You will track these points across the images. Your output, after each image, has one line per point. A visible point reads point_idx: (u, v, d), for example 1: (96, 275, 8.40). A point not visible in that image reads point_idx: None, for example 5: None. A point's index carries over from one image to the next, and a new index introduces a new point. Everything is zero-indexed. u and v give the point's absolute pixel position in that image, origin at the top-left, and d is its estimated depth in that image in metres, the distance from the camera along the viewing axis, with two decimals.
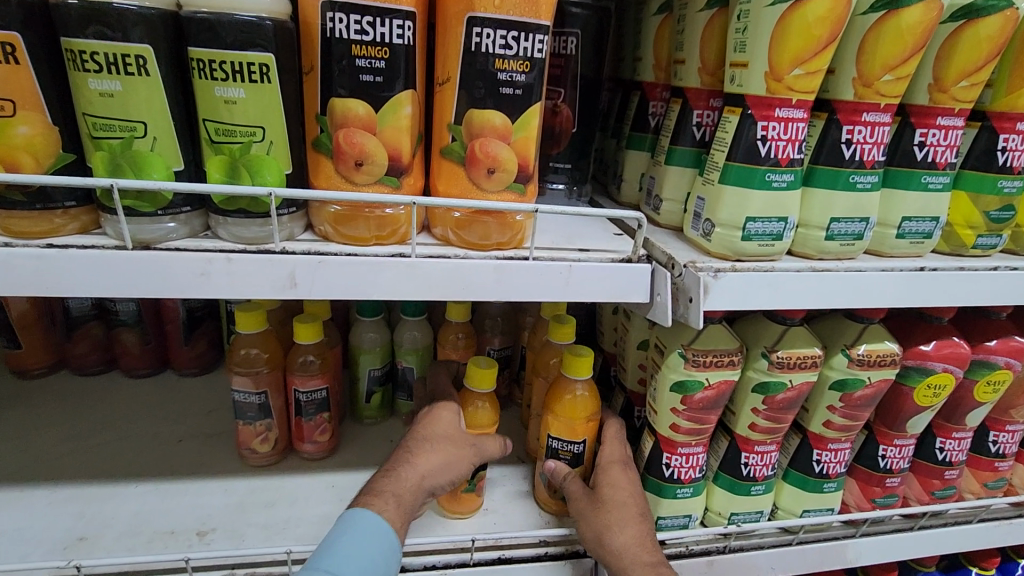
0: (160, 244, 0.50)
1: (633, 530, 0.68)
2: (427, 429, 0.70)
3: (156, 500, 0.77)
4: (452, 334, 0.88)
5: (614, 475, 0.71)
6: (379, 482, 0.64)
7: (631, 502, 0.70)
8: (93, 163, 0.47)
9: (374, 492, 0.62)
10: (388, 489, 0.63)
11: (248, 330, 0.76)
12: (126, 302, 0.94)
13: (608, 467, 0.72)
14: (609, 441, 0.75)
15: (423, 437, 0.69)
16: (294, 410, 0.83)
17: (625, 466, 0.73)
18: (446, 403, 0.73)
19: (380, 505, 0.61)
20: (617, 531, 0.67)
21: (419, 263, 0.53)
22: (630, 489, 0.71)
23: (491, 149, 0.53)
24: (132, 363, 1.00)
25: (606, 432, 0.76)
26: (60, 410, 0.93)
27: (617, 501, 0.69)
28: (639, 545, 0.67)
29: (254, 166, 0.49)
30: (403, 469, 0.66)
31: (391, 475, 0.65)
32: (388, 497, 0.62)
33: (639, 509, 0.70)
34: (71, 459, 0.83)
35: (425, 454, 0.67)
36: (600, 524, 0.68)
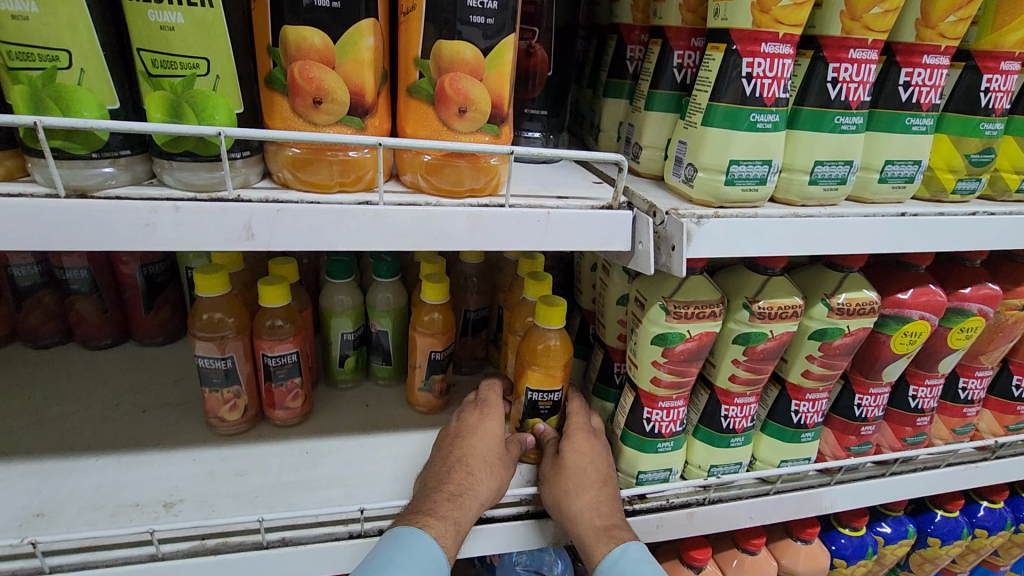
0: (97, 191, 0.45)
1: (589, 496, 0.67)
2: (478, 436, 0.72)
3: (118, 472, 0.73)
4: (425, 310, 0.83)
5: (579, 442, 0.71)
6: (441, 503, 0.65)
7: (592, 467, 0.70)
8: (13, 99, 0.42)
9: (433, 515, 0.64)
10: (450, 515, 0.64)
11: (209, 293, 0.72)
12: (78, 269, 0.90)
13: (573, 433, 0.73)
14: (575, 416, 0.76)
15: (480, 459, 0.70)
16: (263, 376, 0.80)
17: (589, 436, 0.73)
18: (485, 427, 0.73)
19: (438, 530, 0.63)
20: (575, 497, 0.67)
21: (387, 211, 0.49)
22: (592, 455, 0.71)
23: (462, 86, 0.49)
24: (90, 333, 0.96)
25: (571, 407, 0.78)
26: (11, 384, 0.88)
27: (576, 468, 0.69)
28: (594, 510, 0.67)
29: (199, 103, 0.44)
30: (467, 495, 0.67)
31: (454, 499, 0.66)
32: (449, 522, 0.64)
33: (602, 474, 0.70)
34: (24, 433, 0.78)
35: (480, 475, 0.69)
36: (561, 489, 0.68)
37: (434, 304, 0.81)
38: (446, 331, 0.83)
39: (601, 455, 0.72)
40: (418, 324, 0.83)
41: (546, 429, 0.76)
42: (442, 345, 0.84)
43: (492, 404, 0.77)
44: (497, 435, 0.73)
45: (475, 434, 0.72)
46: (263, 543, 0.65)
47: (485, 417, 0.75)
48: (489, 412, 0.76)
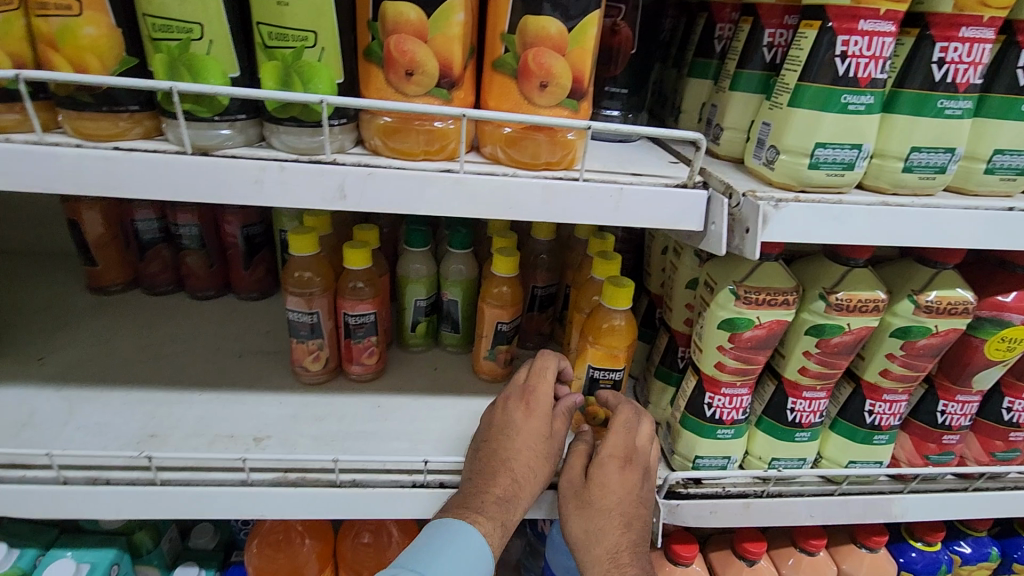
0: (217, 150, 0.51)
1: (613, 538, 0.65)
2: (523, 432, 0.68)
3: (217, 407, 0.82)
4: (496, 286, 0.86)
5: (610, 476, 0.67)
6: (487, 504, 0.62)
7: (616, 506, 0.66)
8: (154, 66, 0.48)
9: (482, 512, 0.62)
10: (498, 515, 0.62)
11: (301, 253, 0.79)
12: (190, 226, 1.02)
13: (606, 461, 0.68)
14: (614, 432, 0.70)
15: (526, 463, 0.67)
16: (344, 332, 0.86)
17: (624, 466, 0.68)
18: (527, 422, 0.69)
19: (486, 527, 0.61)
20: (597, 540, 0.65)
21: (467, 179, 0.52)
22: (622, 494, 0.66)
23: (545, 60, 0.50)
24: (196, 284, 1.08)
25: (617, 418, 0.72)
26: (132, 324, 1.00)
27: (599, 508, 0.66)
28: (616, 558, 0.64)
29: (306, 74, 0.49)
30: (513, 499, 0.64)
31: (499, 500, 0.63)
32: (498, 522, 0.62)
33: (628, 515, 0.66)
34: (142, 366, 0.90)
35: (524, 475, 0.66)
36: (581, 525, 0.66)
37: (503, 277, 0.84)
38: (515, 303, 0.86)
39: (631, 491, 0.67)
40: (488, 295, 0.86)
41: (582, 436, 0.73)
42: (510, 316, 0.87)
43: (540, 398, 0.72)
44: (542, 436, 0.69)
45: (522, 432, 0.68)
46: (337, 483, 0.71)
47: (531, 412, 0.70)
48: (537, 412, 0.70)
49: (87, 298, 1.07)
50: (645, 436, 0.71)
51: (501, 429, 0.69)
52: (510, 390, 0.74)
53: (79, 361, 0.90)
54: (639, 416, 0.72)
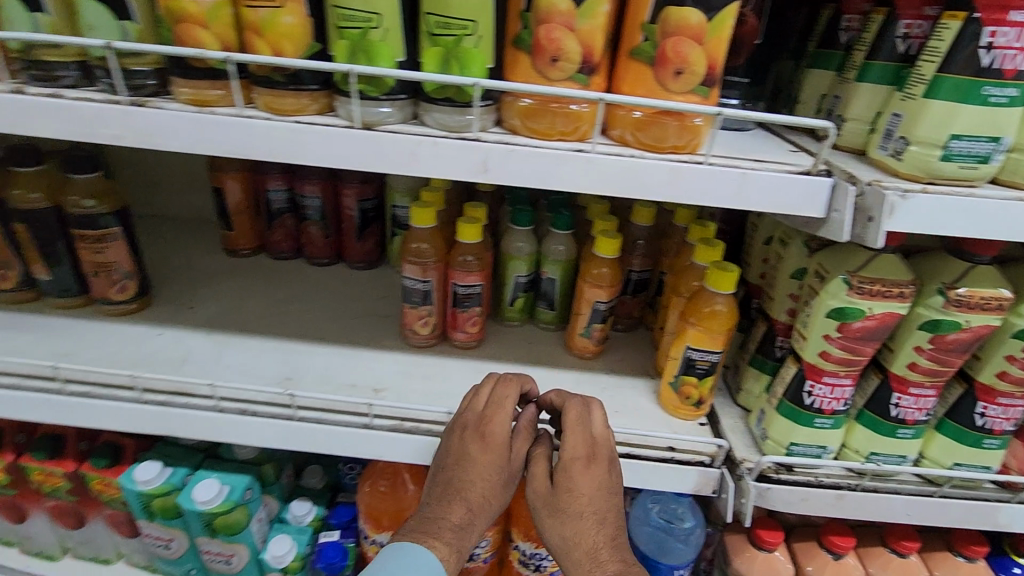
0: (379, 125, 0.58)
1: (587, 541, 0.67)
2: (475, 458, 0.71)
3: (339, 359, 0.92)
4: (597, 267, 0.90)
5: (578, 480, 0.69)
6: (440, 531, 0.68)
7: (589, 505, 0.69)
8: (336, 50, 0.55)
9: (436, 538, 0.68)
10: (452, 541, 0.68)
11: (422, 225, 0.87)
12: (314, 199, 1.14)
13: (569, 466, 0.70)
14: (571, 433, 0.72)
15: (480, 487, 0.70)
16: (451, 301, 0.93)
17: (588, 467, 0.70)
18: (479, 445, 0.71)
19: (440, 552, 0.67)
20: (572, 543, 0.67)
21: (599, 159, 0.56)
22: (591, 495, 0.69)
23: (682, 49, 0.53)
24: (316, 252, 1.21)
25: (569, 420, 0.73)
26: (262, 284, 1.13)
27: (571, 513, 0.68)
28: (591, 558, 0.67)
29: (463, 59, 0.55)
30: (470, 524, 0.69)
31: (453, 527, 0.69)
32: (451, 547, 0.68)
33: (599, 513, 0.68)
34: (275, 319, 1.01)
35: (480, 494, 0.70)
36: (556, 533, 0.68)
37: (604, 258, 0.88)
38: (614, 284, 0.90)
39: (599, 488, 0.69)
40: (588, 275, 0.91)
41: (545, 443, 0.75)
42: (607, 297, 0.91)
43: (495, 424, 0.73)
44: (500, 458, 0.72)
45: (477, 462, 0.71)
46: None
47: (488, 438, 0.72)
48: (491, 439, 0.72)
49: (223, 259, 1.21)
50: (601, 425, 0.74)
51: (453, 457, 0.72)
52: (466, 416, 0.75)
53: (222, 312, 1.03)
54: (586, 406, 0.75)
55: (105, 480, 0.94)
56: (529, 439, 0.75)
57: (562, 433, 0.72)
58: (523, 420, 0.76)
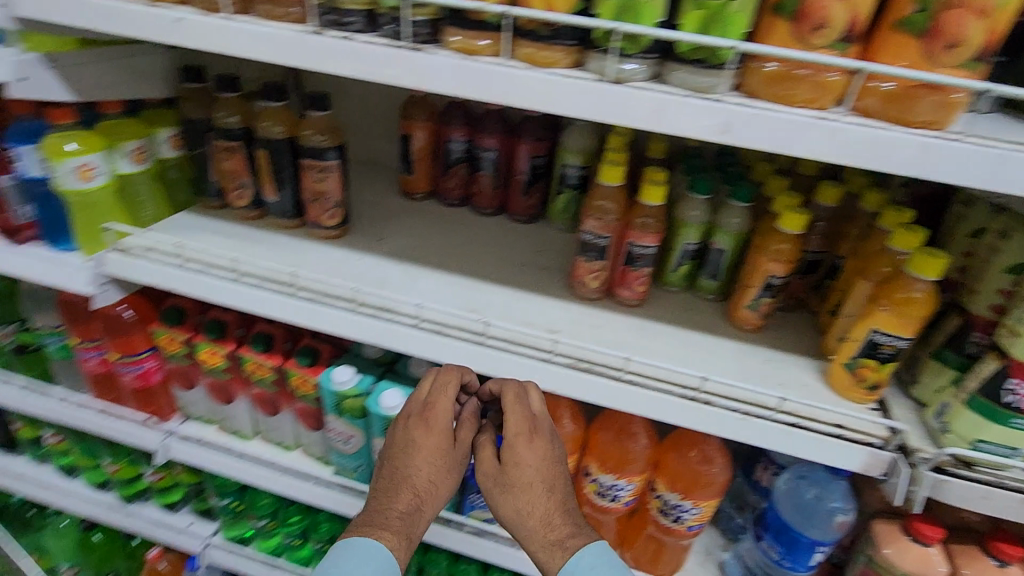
0: (626, 82, 0.63)
1: (539, 511, 0.81)
2: (424, 447, 0.85)
3: (516, 300, 1.00)
4: (777, 243, 0.91)
5: (523, 455, 0.82)
6: (393, 521, 0.82)
7: (535, 475, 0.82)
8: (603, 10, 0.61)
9: (386, 527, 0.81)
10: (397, 528, 0.82)
11: (609, 182, 0.93)
12: (490, 152, 1.23)
13: (516, 442, 0.83)
14: (513, 412, 0.82)
15: (425, 476, 0.84)
16: (625, 258, 0.98)
17: (531, 441, 0.83)
18: (427, 433, 0.86)
19: (388, 540, 0.80)
20: (528, 515, 0.81)
21: (843, 129, 0.58)
22: (537, 464, 0.82)
23: (962, 23, 0.53)
24: (483, 202, 1.30)
25: (511, 401, 0.83)
26: (438, 227, 1.24)
27: (521, 486, 0.81)
28: (545, 526, 0.80)
29: (725, 22, 0.58)
30: (416, 512, 0.83)
31: (401, 516, 0.83)
32: (398, 534, 0.81)
33: (546, 482, 0.82)
34: (455, 258, 1.12)
35: (425, 478, 0.85)
36: (510, 507, 0.82)
37: (787, 233, 0.88)
38: (792, 261, 0.91)
39: (542, 458, 0.83)
40: (767, 249, 0.92)
41: (471, 418, 0.91)
42: (783, 272, 0.91)
43: (436, 413, 0.86)
44: (440, 443, 0.86)
45: (419, 452, 0.85)
46: (619, 378, 0.83)
47: (428, 429, 0.86)
48: (431, 426, 0.86)
49: (400, 200, 1.33)
50: (540, 401, 0.85)
51: (398, 446, 0.87)
52: (413, 405, 0.89)
53: (408, 246, 1.15)
54: (526, 388, 0.85)
55: (303, 377, 1.10)
56: (467, 427, 0.90)
57: (505, 413, 0.83)
58: (465, 411, 0.92)
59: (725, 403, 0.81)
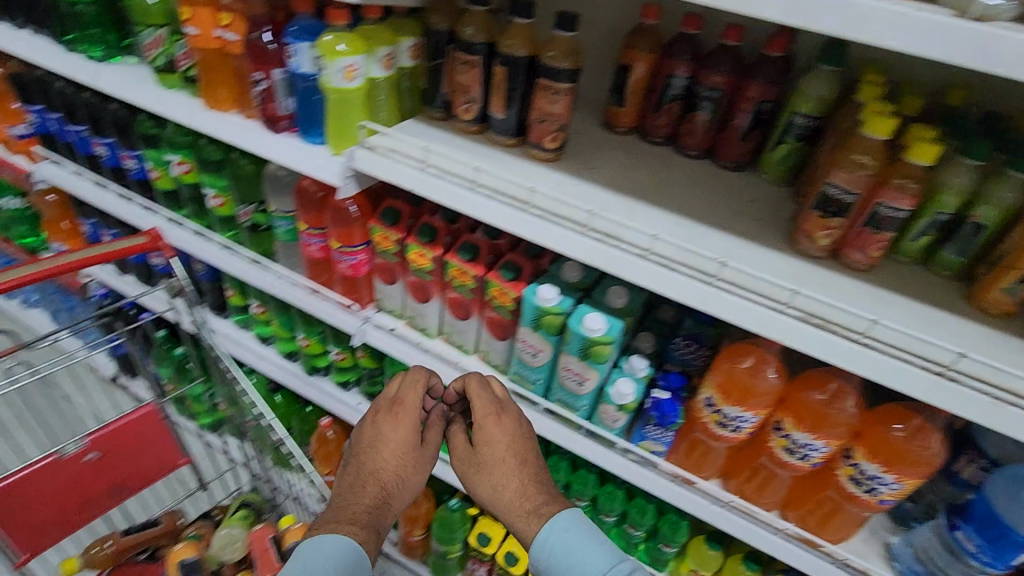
0: (990, 19, 0.64)
1: (513, 484, 1.06)
2: (386, 440, 1.09)
3: (738, 245, 0.99)
4: None
5: (491, 432, 1.09)
6: (362, 515, 1.00)
7: (507, 451, 1.08)
8: None
9: (354, 523, 0.99)
10: (362, 519, 1.00)
11: (875, 135, 0.87)
12: (712, 91, 1.18)
13: (486, 422, 1.10)
14: (479, 397, 1.12)
15: (389, 469, 1.07)
16: (866, 219, 0.92)
17: (497, 419, 1.10)
18: (393, 428, 1.10)
19: (352, 530, 0.97)
20: (504, 489, 1.06)
21: None
22: (506, 441, 1.09)
23: None
24: (690, 143, 1.26)
25: (489, 420, 1.11)
26: (644, 164, 1.23)
27: (486, 465, 1.08)
28: (521, 497, 1.05)
29: None
30: (383, 505, 1.03)
31: (366, 506, 1.02)
32: (366, 527, 0.99)
33: (519, 453, 1.08)
34: (673, 195, 1.13)
35: (388, 471, 1.07)
36: (487, 483, 1.07)
37: None
38: None
39: (511, 433, 1.10)
40: None
41: (436, 417, 1.19)
42: None
43: (405, 407, 1.12)
44: (405, 438, 1.10)
45: (388, 447, 1.08)
46: (860, 339, 0.83)
47: (397, 427, 1.10)
48: (401, 420, 1.11)
49: (603, 132, 1.33)
50: (496, 388, 1.16)
51: (372, 445, 1.09)
52: (381, 404, 1.14)
53: (619, 178, 1.15)
54: (484, 380, 1.15)
55: (504, 289, 1.18)
56: (433, 429, 1.17)
57: (474, 398, 1.12)
58: (434, 416, 1.19)
59: (969, 381, 0.78)
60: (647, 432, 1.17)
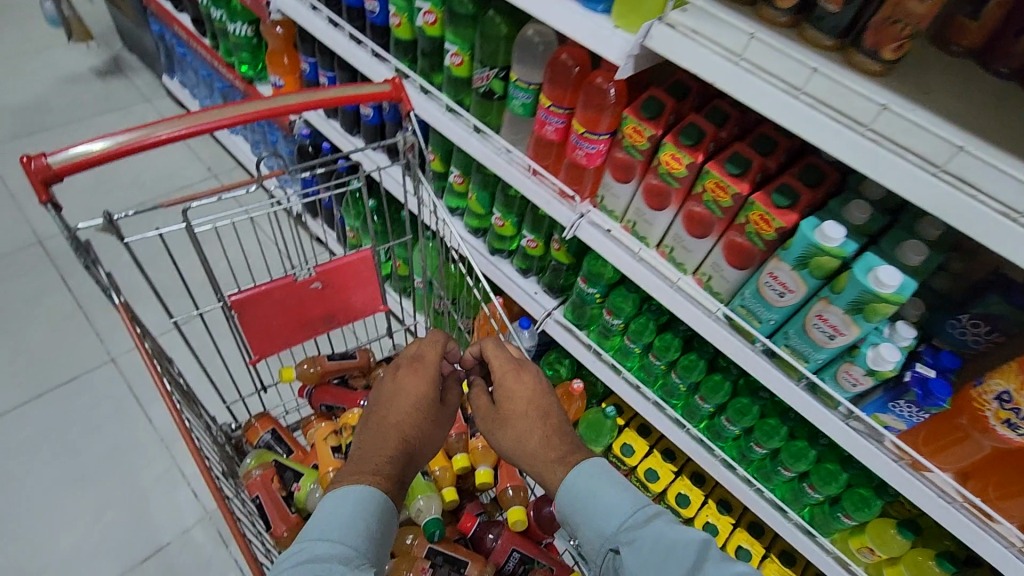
0: None
1: (539, 436, 1.05)
2: (407, 391, 0.99)
3: None
4: None
5: (515, 388, 1.10)
6: (384, 465, 0.89)
7: (530, 404, 1.08)
8: None
9: (375, 471, 0.87)
10: (385, 469, 0.89)
11: None
12: None
13: (510, 379, 1.11)
14: (500, 356, 1.13)
15: (411, 419, 0.96)
16: None
17: (520, 378, 1.11)
18: (417, 379, 1.01)
19: (373, 481, 0.86)
20: (529, 441, 1.05)
21: None
22: (529, 397, 1.09)
23: None
24: None
25: (511, 378, 1.11)
26: (986, 99, 0.99)
27: (509, 419, 1.09)
28: (547, 446, 1.04)
29: None
30: (404, 456, 0.92)
31: (385, 457, 0.90)
32: (389, 476, 0.88)
33: (542, 409, 1.09)
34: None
35: (410, 422, 0.96)
36: (512, 437, 1.07)
37: None
38: None
39: (534, 389, 1.11)
40: None
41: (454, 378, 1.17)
42: None
43: (429, 361, 1.03)
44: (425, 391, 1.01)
45: (411, 396, 0.98)
46: None
47: (418, 378, 1.01)
48: (422, 371, 1.02)
49: (931, 49, 1.07)
50: (513, 351, 1.17)
51: (392, 396, 0.98)
52: (403, 357, 1.04)
53: (960, 113, 0.94)
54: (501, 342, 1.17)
55: (766, 216, 1.06)
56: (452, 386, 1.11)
57: (494, 358, 1.13)
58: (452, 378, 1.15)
59: None
60: (893, 406, 1.06)
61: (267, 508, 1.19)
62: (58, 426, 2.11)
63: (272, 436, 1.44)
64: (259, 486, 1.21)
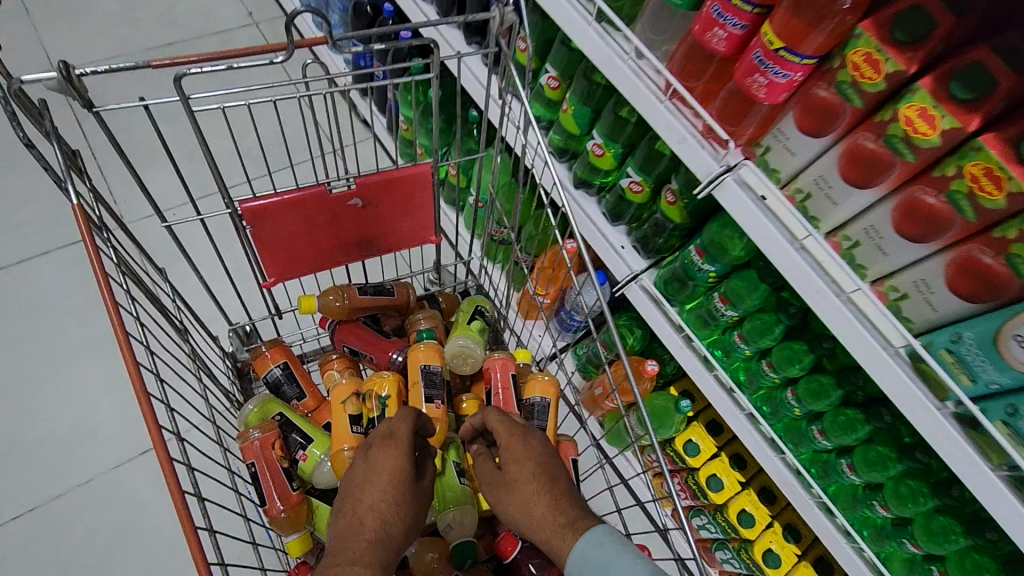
0: None
1: (543, 504, 0.83)
2: (378, 471, 0.80)
3: None
4: None
5: (516, 451, 0.88)
6: (361, 555, 0.71)
7: (532, 470, 0.86)
8: None
9: (351, 564, 0.70)
10: (362, 560, 0.71)
11: None
12: None
13: (511, 445, 0.89)
14: (497, 424, 0.91)
15: (388, 502, 0.78)
16: None
17: (522, 441, 0.89)
18: (389, 453, 0.82)
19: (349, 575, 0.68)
20: (531, 508, 0.84)
21: None
22: (531, 459, 0.88)
23: None
24: None
25: (511, 439, 0.90)
26: None
27: (509, 485, 0.87)
28: (553, 514, 0.82)
29: None
30: (382, 543, 0.75)
31: (362, 547, 0.73)
32: (370, 566, 0.71)
33: (547, 472, 0.86)
34: None
35: (387, 502, 0.78)
36: (516, 505, 0.86)
37: None
38: None
39: (544, 452, 0.89)
40: None
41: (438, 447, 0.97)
42: None
43: (398, 436, 0.83)
44: (400, 468, 0.81)
45: (383, 477, 0.80)
46: None
47: (390, 454, 0.82)
48: (393, 448, 0.82)
49: None
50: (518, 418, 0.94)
51: (363, 479, 0.80)
52: (370, 438, 0.85)
53: None
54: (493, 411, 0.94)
55: (997, 168, 0.71)
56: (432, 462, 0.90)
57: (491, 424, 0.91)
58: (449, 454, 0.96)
59: None
60: None
61: (263, 480, 0.96)
62: (66, 291, 1.91)
63: (282, 371, 1.17)
64: (255, 452, 0.97)
